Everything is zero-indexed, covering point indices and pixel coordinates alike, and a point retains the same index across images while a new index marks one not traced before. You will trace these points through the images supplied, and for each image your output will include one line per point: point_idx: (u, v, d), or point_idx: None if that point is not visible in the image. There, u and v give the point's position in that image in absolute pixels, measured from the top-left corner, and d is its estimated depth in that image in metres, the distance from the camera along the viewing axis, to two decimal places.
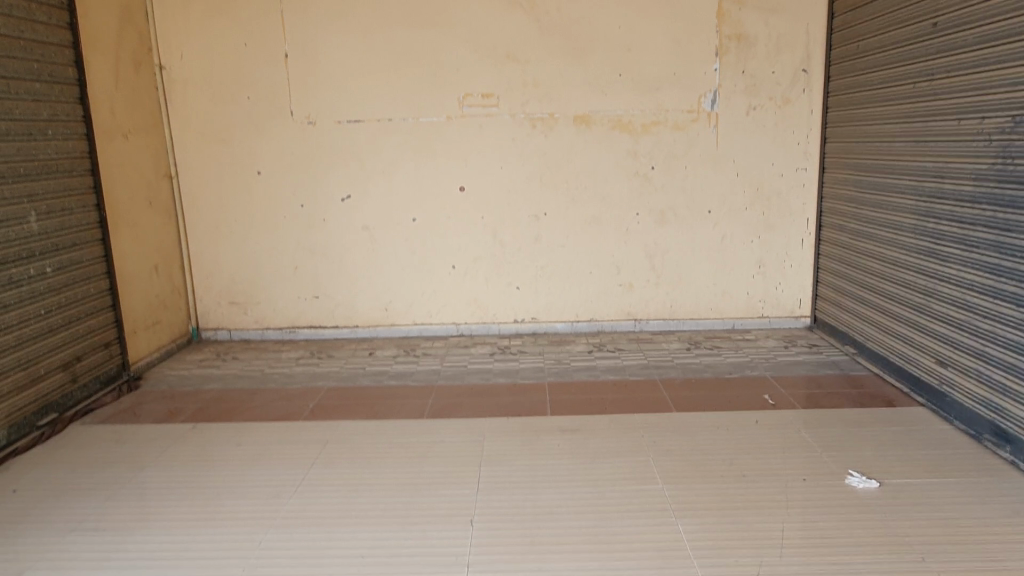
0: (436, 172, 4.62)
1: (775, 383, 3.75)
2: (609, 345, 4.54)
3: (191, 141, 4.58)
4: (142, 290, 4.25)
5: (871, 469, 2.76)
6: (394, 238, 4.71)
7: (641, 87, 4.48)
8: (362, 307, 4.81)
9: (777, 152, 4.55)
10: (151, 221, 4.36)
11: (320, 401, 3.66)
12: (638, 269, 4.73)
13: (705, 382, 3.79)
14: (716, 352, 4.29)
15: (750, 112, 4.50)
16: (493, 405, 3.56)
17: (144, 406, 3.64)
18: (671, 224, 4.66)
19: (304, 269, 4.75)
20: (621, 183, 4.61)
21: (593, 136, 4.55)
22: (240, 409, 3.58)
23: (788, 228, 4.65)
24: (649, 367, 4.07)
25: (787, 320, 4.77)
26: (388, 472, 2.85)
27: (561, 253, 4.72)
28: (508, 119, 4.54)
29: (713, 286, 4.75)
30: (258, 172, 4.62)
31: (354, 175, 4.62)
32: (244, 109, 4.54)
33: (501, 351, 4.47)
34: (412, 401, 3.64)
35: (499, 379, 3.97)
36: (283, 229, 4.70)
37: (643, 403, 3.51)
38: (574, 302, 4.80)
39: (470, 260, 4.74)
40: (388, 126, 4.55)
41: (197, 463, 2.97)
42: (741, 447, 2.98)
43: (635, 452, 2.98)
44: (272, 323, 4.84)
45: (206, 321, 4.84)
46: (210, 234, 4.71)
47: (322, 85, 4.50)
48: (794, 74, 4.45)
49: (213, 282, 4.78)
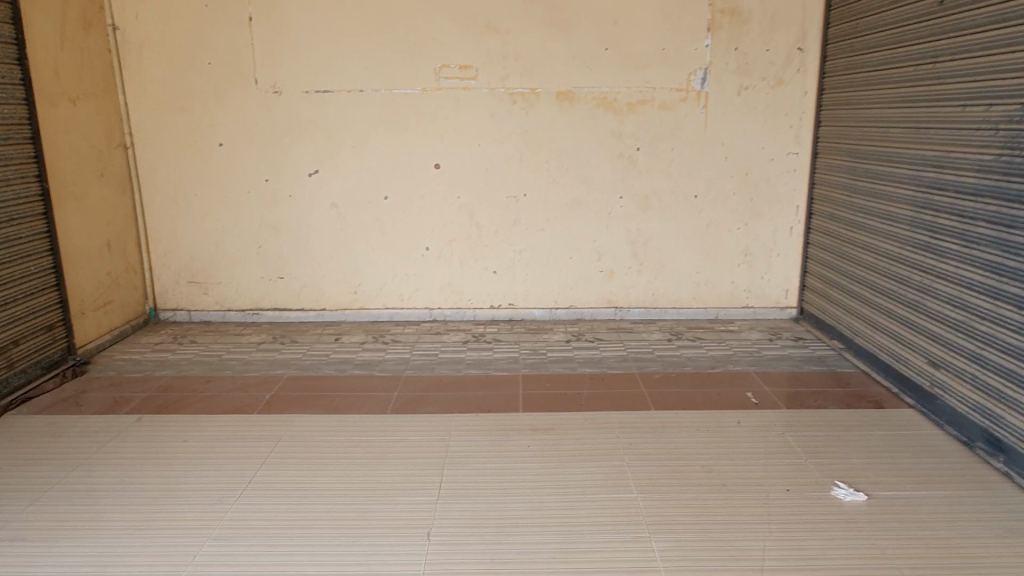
0: (410, 148, 4.36)
1: (759, 379, 3.58)
2: (588, 335, 4.34)
3: (147, 108, 4.29)
4: (92, 269, 3.98)
5: (858, 479, 2.59)
6: (365, 217, 4.46)
7: (629, 63, 4.23)
8: (330, 289, 4.58)
9: (768, 135, 4.33)
10: (102, 194, 4.08)
11: (278, 392, 3.44)
12: (620, 255, 4.52)
13: (686, 377, 3.60)
14: (698, 345, 4.10)
15: (741, 92, 4.27)
16: (462, 400, 3.36)
17: (88, 394, 3.41)
18: (656, 209, 4.45)
19: (269, 248, 4.50)
20: (604, 165, 4.39)
21: (576, 114, 4.31)
22: (192, 399, 3.36)
23: (777, 216, 4.45)
24: (628, 359, 3.88)
25: (772, 311, 4.59)
26: (343, 475, 2.65)
27: (540, 237, 4.50)
28: (486, 93, 4.28)
29: (697, 275, 4.55)
30: (220, 143, 4.34)
31: (323, 150, 4.36)
32: (204, 76, 4.25)
33: (475, 339, 4.26)
34: (377, 394, 3.43)
35: (470, 370, 3.75)
36: (246, 205, 4.43)
37: (620, 400, 3.32)
38: (553, 288, 4.59)
39: (445, 242, 4.51)
40: (359, 98, 4.28)
41: (137, 463, 2.76)
42: (722, 452, 2.80)
43: (608, 456, 2.79)
44: (235, 305, 4.59)
45: (164, 300, 4.59)
46: (168, 209, 4.44)
47: (289, 53, 4.21)
48: (789, 53, 4.22)
49: (172, 260, 4.52)
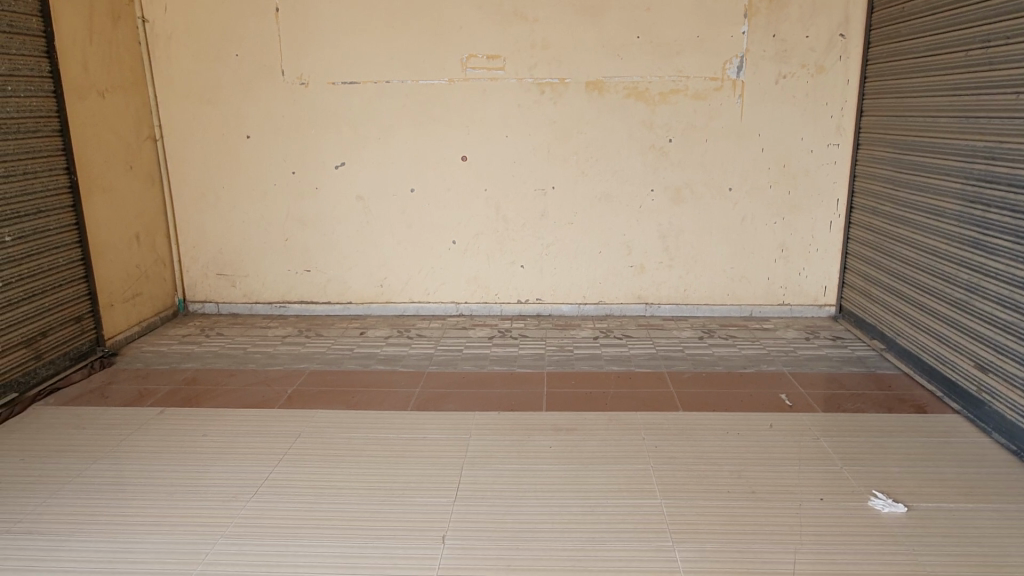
0: (437, 140, 4.30)
1: (794, 380, 3.43)
2: (617, 331, 4.23)
3: (175, 101, 4.30)
4: (121, 260, 4.01)
5: (897, 489, 2.45)
6: (390, 209, 4.41)
7: (661, 51, 4.10)
8: (356, 283, 4.55)
9: (807, 125, 4.16)
10: (131, 186, 4.10)
11: (300, 387, 3.42)
12: (651, 249, 4.40)
13: (717, 377, 3.47)
14: (731, 344, 3.96)
15: (779, 80, 4.11)
16: (484, 397, 3.29)
17: (114, 386, 3.43)
18: (688, 202, 4.31)
19: (295, 241, 4.48)
20: (635, 157, 4.26)
21: (606, 105, 4.19)
22: (214, 393, 3.35)
23: (816, 209, 4.27)
24: (657, 358, 3.76)
25: (810, 308, 4.42)
26: (359, 474, 2.60)
27: (568, 231, 4.40)
28: (514, 84, 4.19)
29: (731, 270, 4.40)
30: (247, 135, 4.33)
31: (349, 142, 4.32)
32: (232, 68, 4.24)
33: (501, 335, 4.19)
34: (398, 390, 3.38)
35: (494, 367, 3.68)
36: (272, 197, 4.42)
37: (647, 401, 3.22)
38: (581, 283, 4.48)
39: (471, 236, 4.44)
40: (385, 89, 4.23)
41: (156, 457, 2.75)
42: (751, 457, 2.68)
43: (633, 459, 2.69)
44: (262, 297, 4.59)
45: (193, 292, 4.61)
46: (197, 201, 4.45)
47: (315, 43, 4.18)
48: (831, 39, 4.04)
49: (201, 252, 4.53)
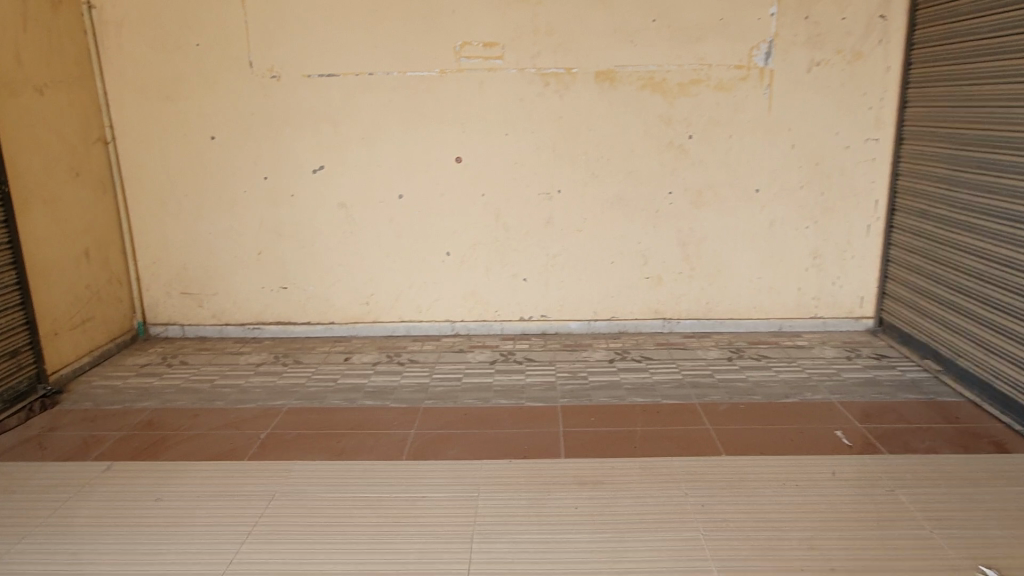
0: (428, 140, 3.81)
1: (847, 412, 2.98)
2: (633, 352, 3.76)
3: (129, 97, 3.77)
4: (67, 283, 3.49)
5: (1004, 562, 2.01)
6: (376, 218, 3.92)
7: (679, 36, 3.64)
8: (339, 300, 4.05)
9: (843, 118, 3.71)
10: (77, 197, 3.58)
11: (275, 430, 2.92)
12: (669, 259, 3.94)
13: (758, 410, 3.02)
14: (765, 366, 3.51)
15: (812, 68, 3.66)
16: (492, 441, 2.82)
17: (56, 434, 2.92)
18: (711, 206, 3.86)
19: (269, 255, 3.98)
20: (652, 156, 3.80)
21: (618, 97, 3.72)
22: (173, 440, 2.84)
23: (852, 212, 3.84)
24: (685, 386, 3.29)
25: (845, 321, 3.98)
26: (348, 554, 2.12)
27: (576, 240, 3.93)
28: (514, 75, 3.71)
29: (759, 281, 3.95)
30: (211, 137, 3.82)
31: (328, 142, 3.82)
32: (192, 59, 3.72)
33: (504, 359, 3.70)
34: (391, 433, 2.90)
35: (500, 401, 3.19)
36: (242, 205, 3.91)
37: (682, 442, 2.75)
38: (591, 297, 4.02)
39: (468, 246, 3.96)
40: (369, 82, 3.74)
41: (96, 533, 2.24)
42: (821, 519, 2.23)
43: (679, 524, 2.23)
44: (233, 317, 4.08)
45: (154, 315, 4.08)
46: (156, 211, 3.93)
47: (288, 31, 3.68)
48: (870, 22, 3.59)
49: (162, 268, 4.01)
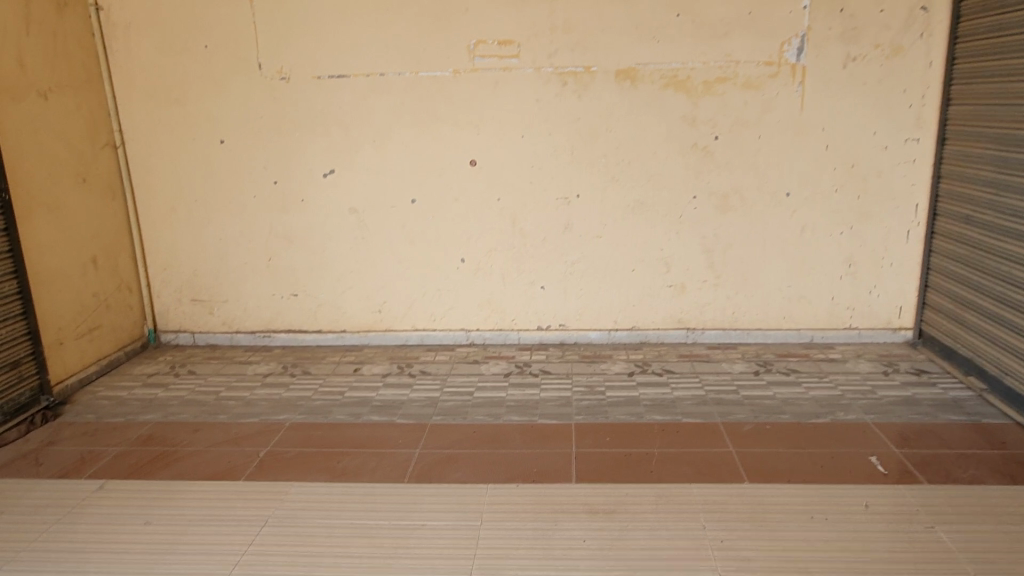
0: (441, 142, 3.67)
1: (883, 435, 2.77)
2: (655, 365, 3.58)
3: (139, 101, 3.70)
4: (73, 291, 3.43)
5: None
6: (388, 223, 3.80)
7: (704, 31, 3.44)
8: (351, 308, 3.93)
9: (881, 117, 3.48)
10: (84, 203, 3.52)
11: (275, 448, 2.81)
12: (693, 266, 3.75)
13: (785, 432, 2.82)
14: (794, 382, 3.30)
15: (848, 64, 3.43)
16: (500, 462, 2.67)
17: (54, 449, 2.85)
18: (738, 210, 3.66)
19: (279, 261, 3.88)
20: (675, 158, 3.61)
21: (640, 97, 3.54)
22: (170, 458, 2.75)
23: (889, 216, 3.60)
24: (708, 403, 3.11)
25: (882, 333, 3.75)
26: None
27: (596, 246, 3.76)
28: (530, 74, 3.55)
29: (789, 290, 3.74)
30: (221, 140, 3.73)
31: (339, 145, 3.70)
32: (201, 61, 3.63)
33: (518, 371, 3.55)
34: (395, 452, 2.76)
35: (512, 418, 3.04)
36: (252, 210, 3.82)
37: (702, 467, 2.57)
38: (612, 305, 3.84)
39: (483, 253, 3.81)
40: (380, 84, 3.61)
41: (79, 560, 2.15)
42: (850, 560, 2.04)
43: (694, 562, 2.06)
44: (243, 325, 3.99)
45: (165, 322, 4.02)
46: (166, 217, 3.86)
47: (297, 31, 3.57)
48: (911, 14, 3.36)
49: (172, 275, 3.94)
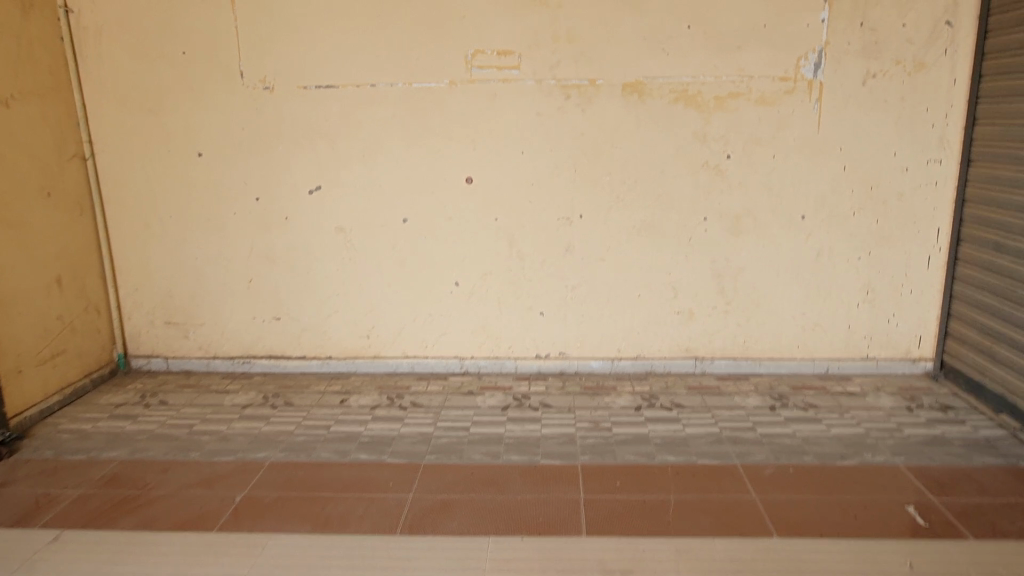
0: (435, 158, 3.44)
1: (917, 480, 2.55)
2: (662, 398, 3.34)
3: (111, 110, 3.45)
4: (35, 314, 3.15)
5: None
6: (378, 244, 3.56)
7: (716, 44, 3.25)
8: (337, 333, 3.68)
9: (902, 137, 3.30)
10: (49, 219, 3.25)
11: (253, 492, 2.54)
12: (702, 292, 3.53)
13: (811, 476, 2.59)
14: (814, 419, 3.08)
15: (868, 80, 3.25)
16: (502, 510, 2.42)
17: (6, 491, 2.56)
18: (750, 233, 3.45)
19: (261, 282, 3.62)
20: (683, 177, 3.40)
21: (648, 112, 3.34)
22: (135, 502, 2.48)
23: (909, 241, 3.41)
24: (723, 442, 2.88)
25: (901, 364, 3.55)
26: None
27: (598, 270, 3.54)
28: (532, 87, 3.34)
29: (803, 318, 3.54)
30: (199, 153, 3.48)
31: (326, 160, 3.47)
32: (179, 67, 3.39)
33: (517, 404, 3.30)
34: (386, 497, 2.51)
35: (512, 457, 2.79)
36: (233, 229, 3.56)
37: (724, 517, 2.34)
38: (615, 332, 3.62)
39: (478, 276, 3.58)
40: (371, 95, 3.38)
41: None
42: None
43: None
44: (221, 350, 3.72)
45: (136, 346, 3.74)
46: (139, 234, 3.59)
47: (283, 38, 3.34)
48: (934, 29, 3.19)
49: (145, 296, 3.67)
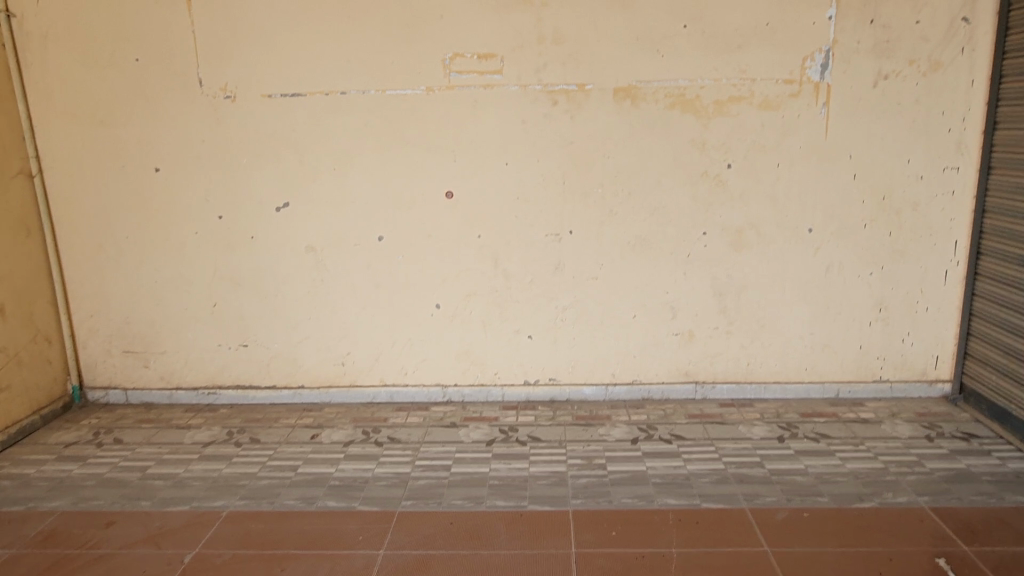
0: (412, 170, 3.18)
1: (945, 527, 2.29)
2: (661, 428, 3.08)
3: (59, 123, 3.18)
4: None
5: None
6: (352, 263, 3.29)
7: (714, 45, 3.00)
8: (309, 361, 3.41)
9: (917, 143, 3.05)
10: None
11: (203, 551, 2.26)
12: (701, 312, 3.28)
13: (827, 523, 2.33)
14: (826, 451, 2.82)
15: (879, 82, 3.01)
16: (483, 569, 2.15)
17: None
18: (753, 248, 3.20)
19: (226, 307, 3.35)
20: (681, 189, 3.15)
21: (641, 119, 3.08)
22: (71, 565, 2.21)
23: (925, 255, 3.16)
24: (729, 480, 2.62)
25: (916, 387, 3.30)
26: None
27: (590, 289, 3.28)
28: (516, 92, 3.08)
29: (811, 338, 3.28)
30: (156, 168, 3.21)
31: (293, 174, 3.20)
32: (132, 74, 3.12)
33: (503, 438, 3.03)
34: (354, 555, 2.23)
35: (496, 502, 2.52)
36: (194, 249, 3.29)
37: None
38: (608, 356, 3.35)
39: (460, 298, 3.32)
40: (342, 103, 3.12)
41: None
42: None
43: None
44: (184, 381, 3.45)
45: (92, 377, 3.46)
46: (92, 256, 3.32)
47: (245, 42, 3.08)
48: (950, 25, 2.94)
49: (101, 323, 3.39)
